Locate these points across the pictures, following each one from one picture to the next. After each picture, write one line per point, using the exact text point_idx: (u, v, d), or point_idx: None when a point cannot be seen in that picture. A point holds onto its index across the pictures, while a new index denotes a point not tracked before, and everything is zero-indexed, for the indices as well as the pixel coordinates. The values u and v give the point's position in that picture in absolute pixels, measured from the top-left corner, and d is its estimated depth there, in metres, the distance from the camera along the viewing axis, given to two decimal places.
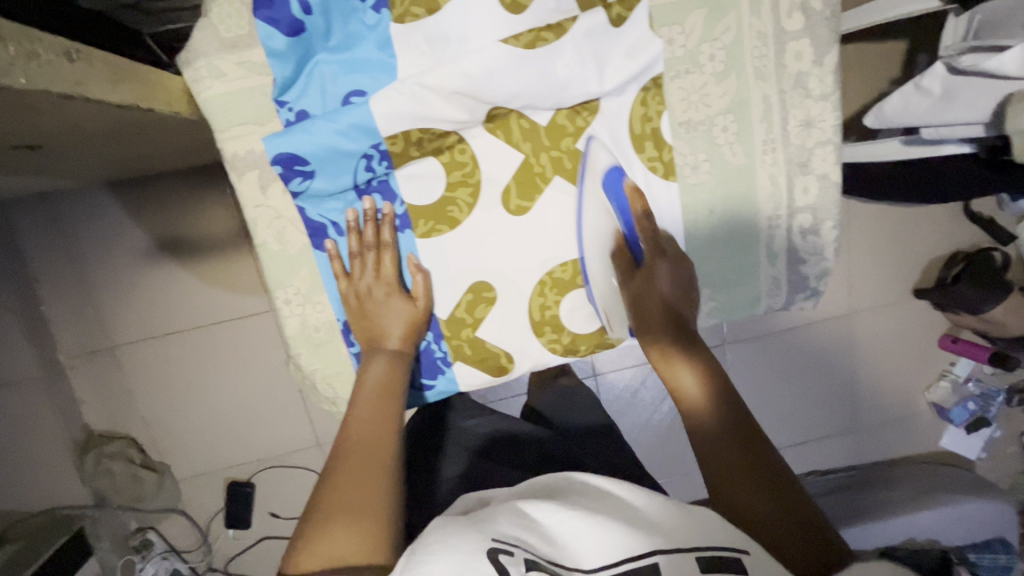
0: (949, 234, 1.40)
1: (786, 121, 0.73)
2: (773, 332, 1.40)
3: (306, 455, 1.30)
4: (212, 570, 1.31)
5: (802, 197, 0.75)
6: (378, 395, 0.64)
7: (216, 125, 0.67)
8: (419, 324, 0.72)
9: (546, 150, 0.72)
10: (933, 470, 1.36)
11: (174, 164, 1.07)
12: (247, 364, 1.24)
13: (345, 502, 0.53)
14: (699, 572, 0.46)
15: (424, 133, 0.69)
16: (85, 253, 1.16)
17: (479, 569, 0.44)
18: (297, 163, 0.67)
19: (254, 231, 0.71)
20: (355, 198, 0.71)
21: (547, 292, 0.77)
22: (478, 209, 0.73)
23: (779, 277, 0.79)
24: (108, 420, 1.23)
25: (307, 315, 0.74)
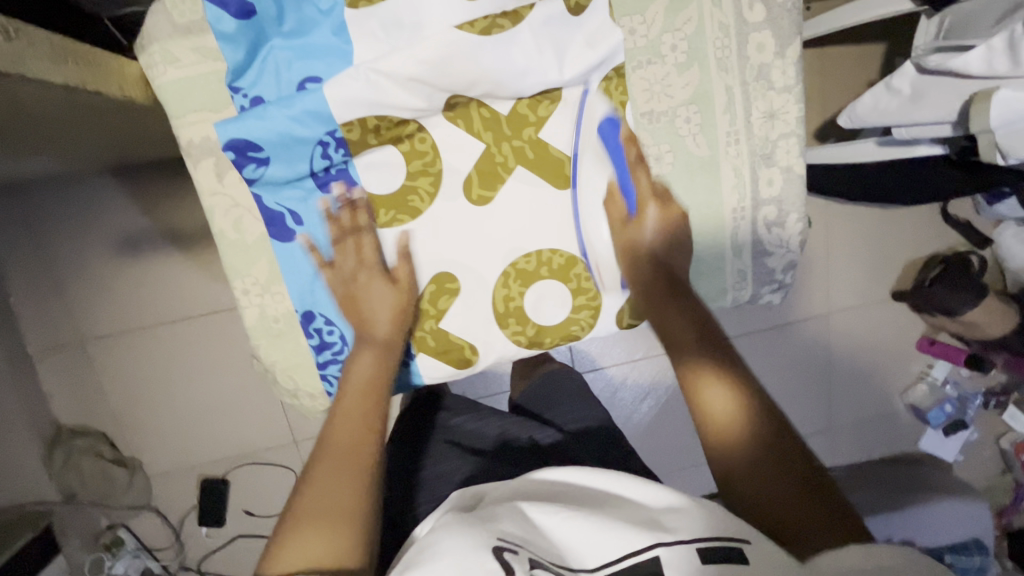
0: (926, 236, 1.42)
1: (749, 112, 0.71)
2: (752, 332, 1.41)
3: (281, 452, 1.28)
4: (185, 569, 1.29)
5: (766, 189, 0.73)
6: (364, 394, 0.63)
7: (172, 111, 0.66)
8: (408, 312, 0.71)
9: (507, 140, 0.72)
10: (912, 470, 1.38)
11: (146, 155, 1.05)
12: (222, 359, 1.22)
13: (323, 508, 0.52)
14: (699, 562, 0.47)
15: (380, 120, 0.68)
16: (56, 245, 1.14)
17: (485, 565, 0.46)
18: (250, 149, 0.65)
19: (211, 219, 0.70)
20: (313, 186, 0.70)
21: (511, 283, 0.75)
22: (439, 200, 0.72)
23: (745, 270, 0.76)
24: (81, 414, 1.21)
25: (266, 306, 0.72)
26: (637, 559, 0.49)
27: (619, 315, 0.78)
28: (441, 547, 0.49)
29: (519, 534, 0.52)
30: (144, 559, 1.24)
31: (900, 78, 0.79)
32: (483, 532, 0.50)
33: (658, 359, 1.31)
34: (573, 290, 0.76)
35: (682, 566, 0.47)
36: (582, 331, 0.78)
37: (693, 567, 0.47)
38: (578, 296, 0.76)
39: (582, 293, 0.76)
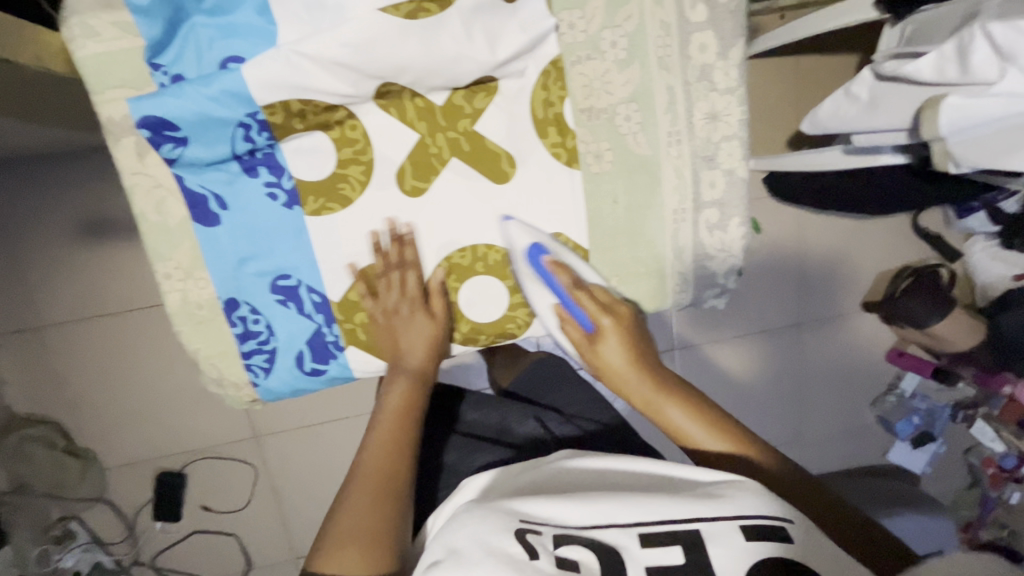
0: (896, 249, 1.42)
1: (691, 112, 0.69)
2: (723, 339, 1.41)
3: (238, 448, 1.26)
4: (139, 564, 1.28)
5: (708, 191, 0.71)
6: (396, 420, 0.68)
7: (91, 86, 0.63)
8: (440, 341, 0.75)
9: (442, 131, 0.70)
10: (878, 482, 1.40)
11: (103, 139, 1.03)
12: (181, 350, 1.20)
13: (356, 529, 0.57)
14: (745, 540, 0.48)
15: (305, 105, 0.66)
16: (8, 228, 1.11)
17: (509, 548, 0.48)
18: (166, 128, 0.63)
19: (132, 199, 0.68)
20: (239, 170, 0.68)
21: (446, 278, 0.74)
22: (371, 188, 0.71)
23: (687, 273, 0.75)
24: (31, 403, 1.18)
25: (189, 291, 0.70)
26: (671, 528, 0.50)
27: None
28: (462, 538, 0.50)
29: (542, 510, 0.53)
30: (95, 554, 1.24)
31: (861, 84, 0.79)
32: (503, 514, 0.52)
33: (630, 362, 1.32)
34: (509, 287, 0.74)
35: (722, 540, 0.48)
36: (518, 329, 0.76)
37: (739, 543, 0.48)
38: (513, 294, 0.75)
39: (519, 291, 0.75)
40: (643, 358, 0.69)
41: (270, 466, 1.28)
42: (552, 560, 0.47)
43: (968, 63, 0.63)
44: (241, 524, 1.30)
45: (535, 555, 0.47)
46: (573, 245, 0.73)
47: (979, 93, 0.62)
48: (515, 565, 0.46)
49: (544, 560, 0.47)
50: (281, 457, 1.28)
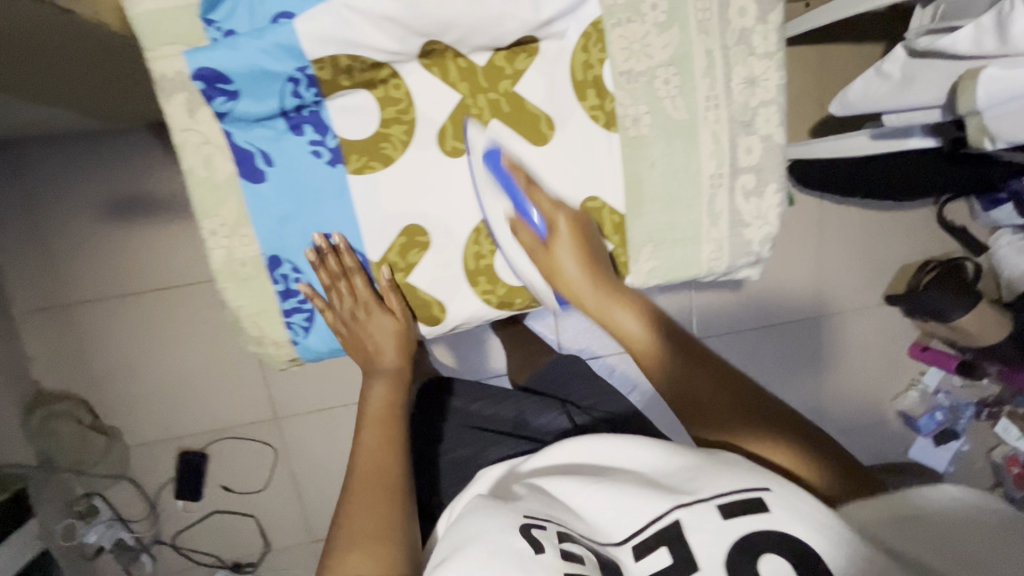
0: (920, 239, 1.40)
1: (729, 78, 0.69)
2: (743, 329, 1.39)
3: (259, 428, 1.27)
4: (159, 543, 1.30)
5: (745, 157, 0.72)
6: (383, 419, 0.71)
7: (145, 43, 0.62)
8: (409, 337, 0.78)
9: (483, 92, 0.71)
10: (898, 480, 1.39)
11: (138, 118, 1.05)
12: (205, 329, 1.21)
13: (363, 530, 0.57)
14: (722, 519, 0.48)
15: (354, 61, 0.65)
16: (40, 205, 1.13)
17: (514, 543, 0.48)
18: (219, 80, 0.63)
19: (181, 155, 0.66)
20: (286, 127, 0.68)
21: (483, 240, 0.75)
22: (412, 148, 0.71)
23: (723, 240, 0.74)
24: (60, 379, 1.20)
25: (234, 248, 0.70)
26: (661, 524, 0.50)
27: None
28: (470, 536, 0.50)
29: (540, 509, 0.54)
30: (117, 530, 1.25)
31: (892, 62, 0.78)
32: (506, 512, 0.52)
33: None
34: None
35: (705, 523, 0.48)
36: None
37: (717, 524, 0.48)
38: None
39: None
40: (597, 269, 0.71)
41: (289, 446, 1.29)
42: (557, 552, 0.48)
43: (1007, 34, 0.61)
44: (259, 505, 1.31)
45: (539, 548, 0.48)
46: (610, 209, 0.73)
47: (1016, 63, 0.61)
48: (521, 559, 0.47)
49: (549, 553, 0.47)
50: (300, 438, 1.29)
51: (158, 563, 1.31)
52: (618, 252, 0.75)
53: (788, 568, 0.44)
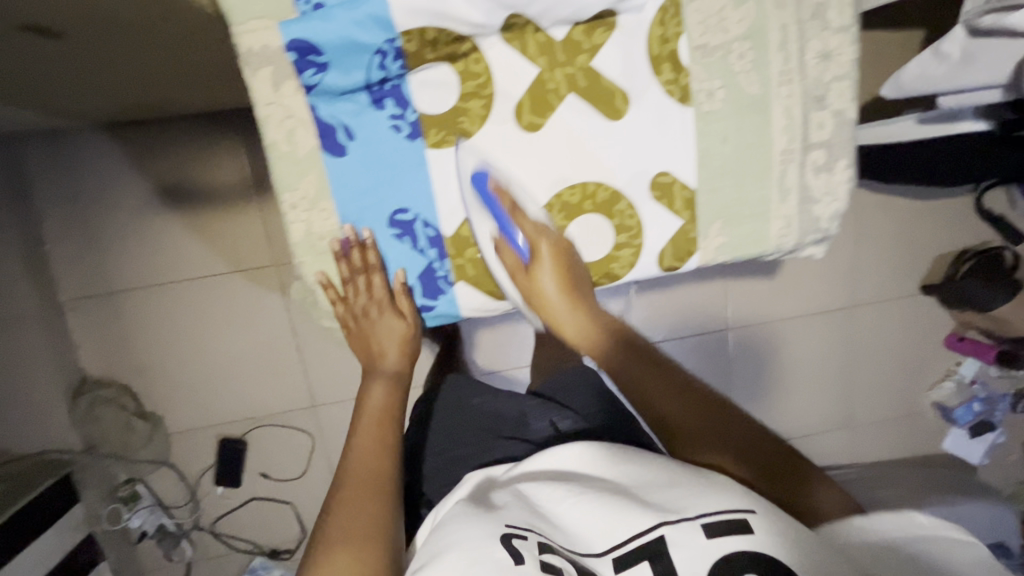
0: (962, 229, 1.37)
1: (804, 51, 0.68)
2: (777, 320, 1.38)
3: (298, 416, 1.29)
4: (199, 528, 1.31)
5: (817, 132, 0.71)
6: (378, 421, 0.74)
7: (232, 16, 0.60)
8: (412, 341, 0.82)
9: (560, 67, 0.68)
10: (920, 473, 1.44)
11: (185, 106, 1.05)
12: (248, 318, 1.22)
13: (352, 529, 0.59)
14: (704, 537, 0.51)
15: (440, 33, 0.65)
16: (88, 194, 1.15)
17: (494, 550, 0.52)
18: (312, 53, 0.62)
19: (264, 130, 0.66)
20: (368, 101, 0.67)
21: (554, 215, 0.74)
22: (490, 123, 0.70)
23: (791, 216, 0.74)
24: (105, 366, 1.22)
25: (313, 223, 0.71)
26: (644, 541, 0.53)
27: (660, 255, 0.75)
28: (448, 543, 0.54)
29: (521, 519, 0.58)
30: (159, 516, 1.27)
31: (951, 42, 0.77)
32: (488, 520, 0.56)
33: (677, 343, 1.36)
34: (615, 227, 0.74)
35: (685, 540, 0.51)
36: (621, 269, 0.76)
37: (699, 542, 0.51)
38: (620, 233, 0.74)
39: (624, 230, 0.74)
40: (575, 290, 0.76)
41: (325, 434, 1.31)
42: (536, 563, 0.51)
43: None
44: (296, 493, 1.33)
45: (520, 559, 0.51)
46: (682, 184, 0.72)
47: None
48: (502, 568, 0.50)
49: (529, 565, 0.51)
50: (336, 427, 1.30)
51: (197, 548, 1.34)
52: (688, 228, 0.73)
53: None
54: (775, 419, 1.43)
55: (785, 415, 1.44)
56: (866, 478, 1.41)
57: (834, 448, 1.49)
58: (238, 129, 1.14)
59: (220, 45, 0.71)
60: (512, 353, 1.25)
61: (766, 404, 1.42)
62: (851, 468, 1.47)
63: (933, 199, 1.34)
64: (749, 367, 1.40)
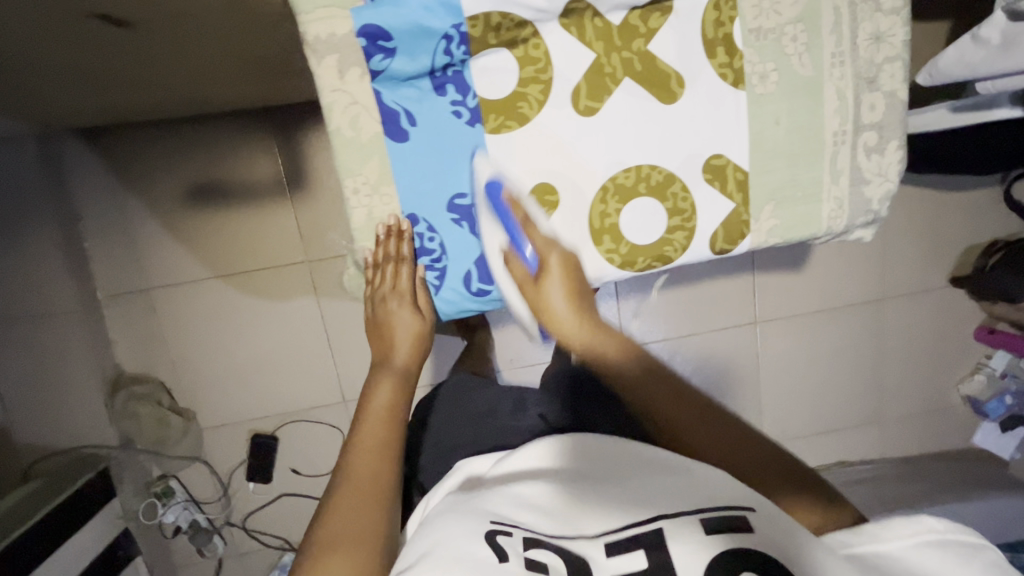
0: (991, 220, 1.36)
1: (856, 32, 0.68)
2: (804, 312, 1.37)
3: (329, 411, 1.30)
4: (230, 525, 1.33)
5: (868, 114, 0.70)
6: (384, 422, 0.66)
7: (300, 6, 0.59)
8: (424, 339, 0.78)
9: (617, 51, 0.66)
10: (948, 468, 1.43)
11: (222, 105, 1.07)
12: (280, 314, 1.24)
13: (347, 533, 0.55)
14: (704, 532, 0.49)
15: (504, 18, 0.63)
16: (127, 192, 1.17)
17: (478, 548, 0.49)
18: (382, 38, 0.61)
19: (328, 116, 0.64)
20: (430, 87, 0.66)
21: (609, 199, 0.70)
22: (549, 108, 0.67)
23: (843, 197, 0.72)
24: (141, 362, 1.24)
25: (375, 208, 0.69)
26: (639, 530, 0.50)
27: (712, 238, 0.71)
28: (435, 539, 0.51)
29: (510, 511, 0.54)
30: (192, 511, 1.28)
31: (989, 28, 0.77)
32: (476, 516, 0.53)
33: (705, 336, 1.36)
34: (668, 211, 0.70)
35: (683, 531, 0.49)
36: (675, 253, 0.72)
37: (698, 536, 0.49)
38: (672, 217, 0.71)
39: (677, 214, 0.71)
40: (584, 304, 0.70)
41: None
42: (521, 561, 0.47)
43: None
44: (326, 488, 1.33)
45: (505, 557, 0.47)
46: (735, 166, 0.70)
47: None
48: (486, 567, 0.46)
49: (513, 562, 0.47)
50: None
51: (229, 544, 1.34)
52: (741, 210, 0.71)
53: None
54: (802, 413, 1.43)
55: (812, 408, 1.43)
56: (894, 474, 1.41)
57: (863, 442, 1.48)
58: (272, 127, 1.16)
59: (270, 36, 0.72)
60: (537, 348, 1.25)
61: (793, 397, 1.42)
62: (879, 462, 1.46)
63: (964, 189, 1.33)
64: (777, 360, 1.39)
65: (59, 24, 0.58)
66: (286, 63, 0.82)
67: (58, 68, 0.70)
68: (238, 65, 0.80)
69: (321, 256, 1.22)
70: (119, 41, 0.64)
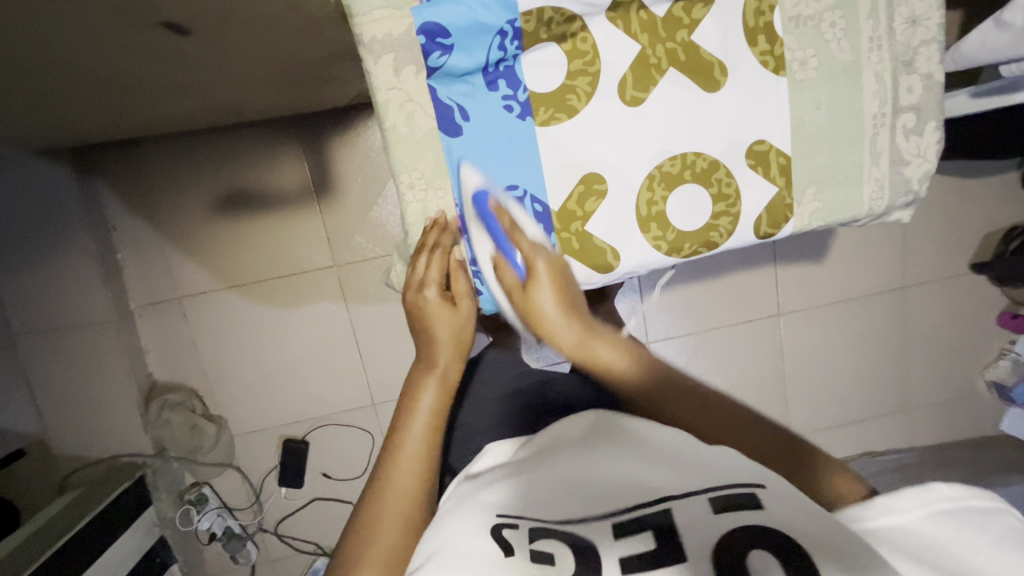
0: (1012, 206, 1.36)
1: (892, 17, 0.69)
2: (828, 302, 1.38)
3: (359, 414, 1.31)
4: (263, 531, 1.34)
5: (906, 95, 0.71)
6: (428, 428, 0.65)
7: (357, 9, 0.61)
8: (463, 334, 0.77)
9: (661, 41, 0.68)
10: (977, 455, 1.43)
11: (255, 115, 1.10)
12: (309, 319, 1.25)
13: (379, 529, 0.55)
14: (711, 512, 0.44)
15: (556, 12, 0.65)
16: (160, 203, 1.19)
17: (483, 546, 0.45)
18: (440, 35, 0.63)
19: (383, 114, 0.67)
20: (483, 83, 0.67)
21: (656, 186, 0.71)
22: (597, 99, 0.69)
23: (884, 178, 0.73)
24: (171, 370, 1.26)
25: (428, 202, 0.71)
26: (642, 515, 0.46)
27: (757, 222, 0.73)
28: (439, 542, 0.47)
29: (518, 499, 0.50)
30: (226, 518, 1.29)
31: (1013, 11, 0.79)
32: (479, 510, 0.49)
33: (730, 329, 1.36)
34: (713, 196, 0.72)
35: (693, 516, 0.44)
36: (720, 238, 0.73)
37: (706, 516, 0.44)
38: (717, 203, 0.72)
39: (721, 199, 0.72)
40: (569, 304, 0.73)
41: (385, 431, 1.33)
42: (526, 554, 0.44)
43: None
44: (357, 492, 1.34)
45: (510, 552, 0.44)
46: (778, 151, 0.71)
47: None
48: (490, 563, 0.43)
49: (518, 556, 0.44)
50: None
51: (261, 550, 1.36)
52: (784, 194, 0.72)
53: (773, 560, 0.40)
54: (827, 403, 1.44)
55: (837, 399, 1.43)
56: (922, 462, 1.41)
57: (890, 432, 1.48)
58: (301, 134, 1.18)
59: (315, 40, 0.74)
60: None
61: (818, 388, 1.42)
62: (906, 451, 1.46)
63: (985, 174, 1.34)
64: (802, 351, 1.40)
65: (121, 36, 0.60)
66: (322, 67, 0.84)
67: (105, 80, 0.71)
68: (277, 73, 0.82)
69: (350, 260, 1.24)
70: (172, 50, 0.66)
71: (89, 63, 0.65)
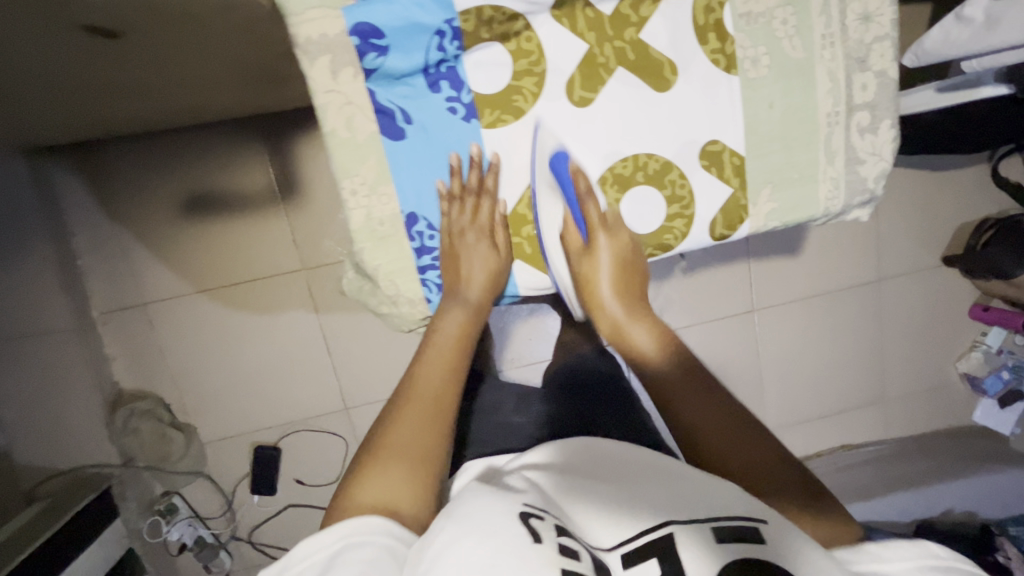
0: (980, 199, 1.37)
1: (845, 13, 0.68)
2: (802, 297, 1.38)
3: (332, 419, 1.29)
4: (236, 539, 1.31)
5: (860, 94, 0.71)
6: (453, 348, 0.66)
7: (291, 8, 0.59)
8: (497, 280, 0.73)
9: (609, 41, 0.67)
10: (948, 448, 1.46)
11: (212, 116, 1.07)
12: (278, 323, 1.23)
13: (400, 445, 0.55)
14: (715, 543, 0.43)
15: (496, 11, 0.63)
16: (123, 206, 1.16)
17: (513, 530, 0.42)
18: (374, 36, 0.61)
19: (323, 118, 0.65)
20: (425, 85, 0.66)
21: (608, 188, 0.70)
22: (543, 101, 0.67)
23: (840, 178, 0.73)
24: (139, 379, 1.24)
25: (373, 208, 0.68)
26: (654, 536, 0.45)
27: (712, 224, 0.72)
28: (464, 529, 0.43)
29: (541, 501, 0.48)
30: (197, 528, 1.27)
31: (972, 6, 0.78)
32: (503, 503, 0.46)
33: (706, 325, 1.36)
34: (667, 198, 0.71)
35: (697, 545, 0.43)
36: (676, 240, 0.72)
37: (710, 545, 0.43)
38: (671, 205, 0.71)
39: (675, 201, 0.71)
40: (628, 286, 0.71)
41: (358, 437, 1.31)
42: (555, 545, 0.41)
43: None
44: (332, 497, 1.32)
45: (539, 538, 0.42)
46: (731, 151, 0.70)
47: None
48: (521, 549, 0.40)
49: (547, 544, 0.41)
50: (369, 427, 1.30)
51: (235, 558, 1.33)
52: (740, 195, 0.71)
53: None
54: (804, 398, 1.44)
55: (813, 393, 1.44)
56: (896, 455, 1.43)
57: (867, 425, 1.48)
58: (263, 136, 1.15)
59: (259, 39, 0.71)
60: (537, 347, 1.24)
61: (795, 382, 1.43)
62: (881, 443, 1.48)
63: (954, 167, 1.35)
64: (778, 346, 1.40)
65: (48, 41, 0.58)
66: (273, 65, 0.81)
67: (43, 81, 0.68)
68: (226, 74, 0.80)
69: (319, 263, 1.21)
70: (111, 52, 0.63)
71: (24, 62, 0.62)
